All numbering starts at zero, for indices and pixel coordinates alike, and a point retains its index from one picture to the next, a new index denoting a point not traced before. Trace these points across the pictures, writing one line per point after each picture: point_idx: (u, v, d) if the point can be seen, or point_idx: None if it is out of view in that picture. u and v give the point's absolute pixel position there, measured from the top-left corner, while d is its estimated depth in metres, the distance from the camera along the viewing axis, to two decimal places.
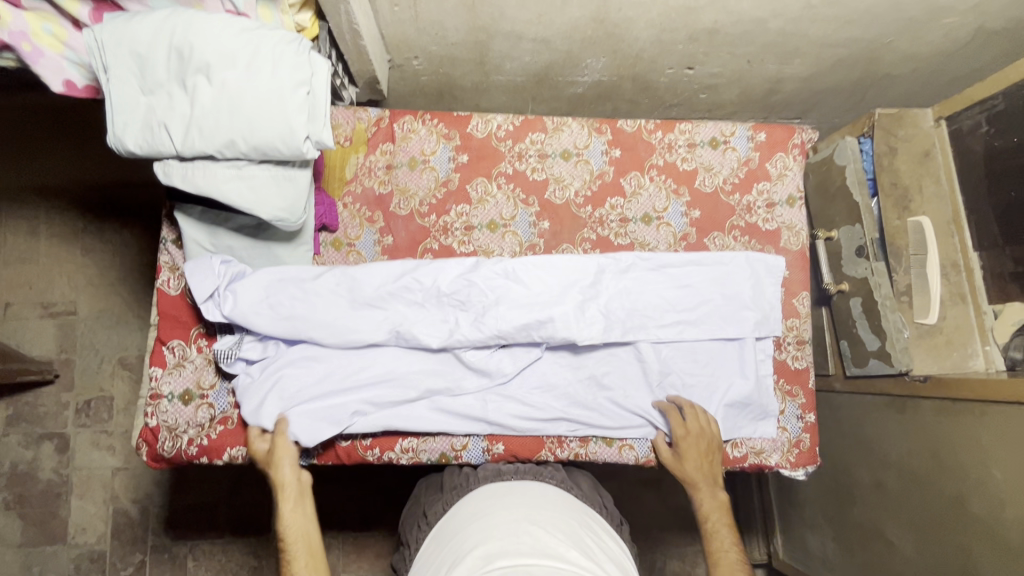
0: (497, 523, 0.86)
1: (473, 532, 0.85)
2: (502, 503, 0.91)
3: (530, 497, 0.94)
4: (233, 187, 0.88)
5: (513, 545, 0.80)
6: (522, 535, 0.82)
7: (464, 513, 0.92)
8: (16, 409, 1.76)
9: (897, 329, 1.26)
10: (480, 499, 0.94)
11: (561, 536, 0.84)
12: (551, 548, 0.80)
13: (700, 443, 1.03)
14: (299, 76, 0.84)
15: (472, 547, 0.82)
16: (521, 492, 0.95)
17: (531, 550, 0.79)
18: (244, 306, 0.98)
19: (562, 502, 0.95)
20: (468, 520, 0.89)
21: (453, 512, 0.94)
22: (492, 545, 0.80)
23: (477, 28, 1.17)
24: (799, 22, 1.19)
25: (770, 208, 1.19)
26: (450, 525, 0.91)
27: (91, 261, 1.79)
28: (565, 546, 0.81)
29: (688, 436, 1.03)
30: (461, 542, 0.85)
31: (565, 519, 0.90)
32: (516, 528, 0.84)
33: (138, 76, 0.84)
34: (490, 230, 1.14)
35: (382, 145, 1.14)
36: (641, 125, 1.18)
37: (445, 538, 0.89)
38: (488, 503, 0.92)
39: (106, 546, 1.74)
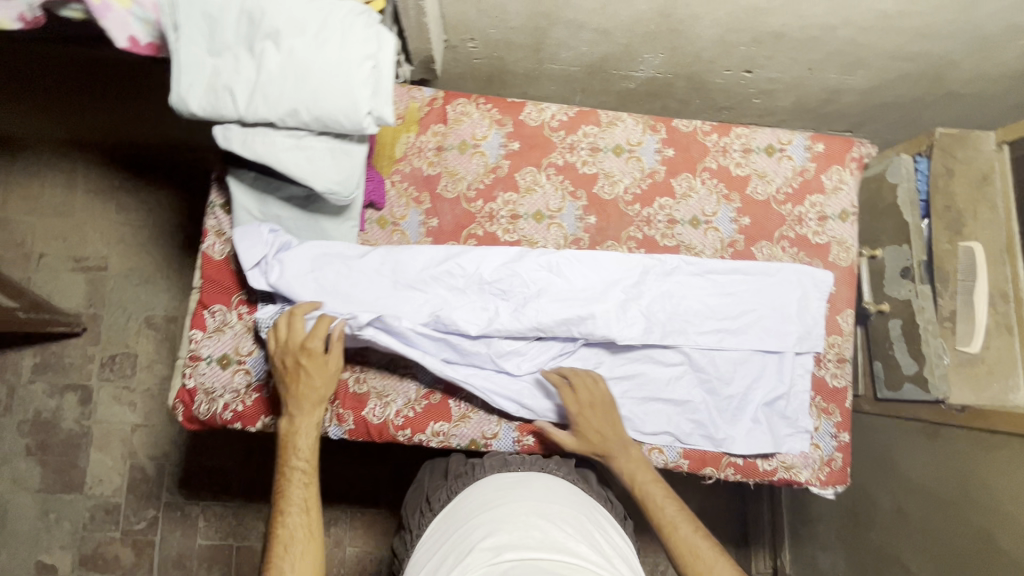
0: (504, 514, 0.85)
1: (480, 523, 0.85)
2: (510, 495, 0.90)
3: (539, 491, 0.92)
4: (291, 157, 0.87)
5: (522, 538, 0.80)
6: (531, 529, 0.82)
7: (472, 503, 0.92)
8: (43, 357, 1.80)
9: (936, 356, 1.26)
10: (489, 490, 0.93)
11: (570, 530, 0.84)
12: (560, 543, 0.79)
13: (595, 410, 1.01)
14: (366, 49, 0.83)
15: (479, 538, 0.81)
16: (531, 484, 0.94)
17: (540, 544, 0.78)
18: (291, 274, 0.98)
19: (571, 496, 0.94)
20: (475, 511, 0.89)
21: (462, 500, 0.94)
22: (500, 537, 0.80)
23: (539, 13, 1.14)
24: (870, 32, 1.15)
25: (821, 221, 1.16)
26: (460, 513, 0.91)
27: (125, 219, 1.81)
28: (575, 540, 0.81)
29: (582, 382, 1.02)
30: (468, 533, 0.85)
31: (573, 514, 0.89)
32: (524, 521, 0.83)
33: (207, 37, 0.82)
34: (536, 221, 1.12)
35: (434, 126, 1.13)
36: (696, 126, 1.16)
37: (452, 529, 0.88)
38: (495, 496, 0.91)
39: (121, 499, 1.77)
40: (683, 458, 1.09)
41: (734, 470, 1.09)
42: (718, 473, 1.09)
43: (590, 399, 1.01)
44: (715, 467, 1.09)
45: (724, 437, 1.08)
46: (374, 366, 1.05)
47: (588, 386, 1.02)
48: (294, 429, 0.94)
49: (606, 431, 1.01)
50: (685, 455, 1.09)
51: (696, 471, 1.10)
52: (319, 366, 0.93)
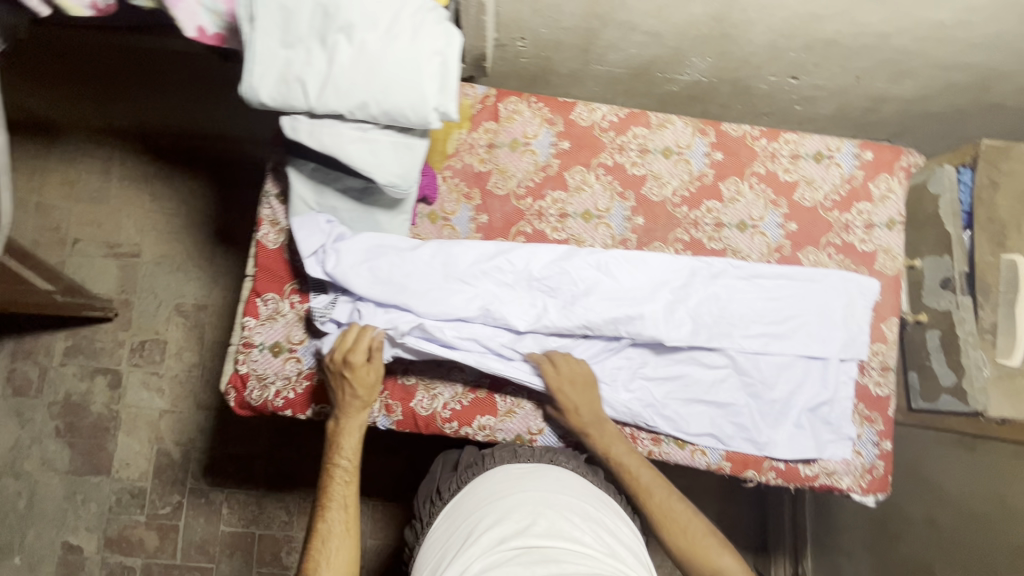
0: (510, 504, 0.88)
1: (487, 512, 0.88)
2: (520, 484, 0.92)
3: (549, 481, 0.94)
4: (356, 149, 0.88)
5: (527, 527, 0.82)
6: (536, 518, 0.84)
7: (479, 492, 0.94)
8: (75, 341, 1.82)
9: (976, 367, 1.26)
10: (499, 479, 0.95)
11: (577, 519, 0.86)
12: (564, 531, 0.82)
13: (576, 385, 1.02)
14: (436, 45, 0.84)
15: (485, 528, 0.84)
16: (541, 475, 0.96)
17: (545, 533, 0.81)
18: (346, 264, 0.99)
19: (581, 486, 0.95)
20: (482, 501, 0.91)
21: (469, 490, 0.96)
22: (506, 525, 0.83)
23: (593, 14, 1.15)
24: (924, 42, 1.15)
25: (868, 229, 1.16)
26: (466, 502, 0.93)
27: (159, 207, 1.83)
28: (580, 530, 0.83)
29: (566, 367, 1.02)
30: (474, 522, 0.87)
31: (581, 503, 0.90)
32: (530, 511, 0.86)
33: (281, 28, 0.83)
34: (584, 220, 1.13)
35: (485, 123, 1.14)
36: (745, 130, 1.17)
37: (460, 514, 0.92)
38: (503, 485, 0.93)
39: (147, 484, 1.80)
40: (724, 461, 1.09)
41: (776, 474, 1.10)
42: (760, 476, 1.10)
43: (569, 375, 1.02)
44: (756, 470, 1.10)
45: (766, 441, 1.08)
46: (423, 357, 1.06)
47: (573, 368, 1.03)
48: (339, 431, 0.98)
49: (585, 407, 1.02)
50: (727, 458, 1.09)
51: (738, 474, 1.10)
52: (361, 379, 0.96)
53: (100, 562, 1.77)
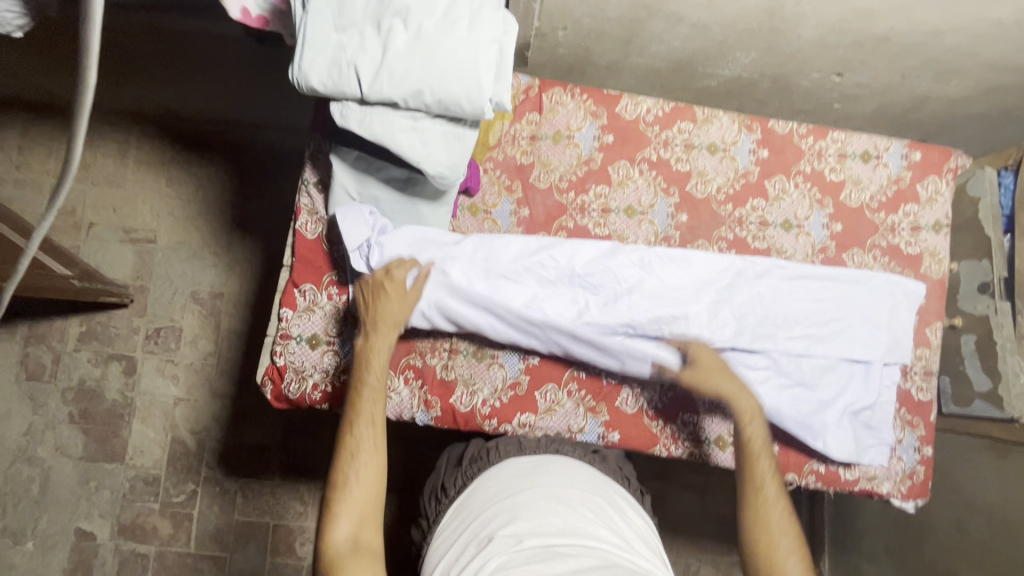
0: (522, 501, 0.86)
1: (498, 510, 0.86)
2: (529, 480, 0.90)
3: (557, 474, 0.92)
4: (407, 138, 0.86)
5: (542, 525, 0.81)
6: (550, 516, 0.82)
7: (488, 490, 0.91)
8: (90, 326, 1.80)
9: (1014, 373, 1.25)
10: (505, 476, 0.93)
11: (590, 515, 0.85)
12: (579, 529, 0.81)
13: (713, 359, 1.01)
14: (493, 32, 0.81)
15: (499, 525, 0.82)
16: (549, 468, 0.94)
17: (560, 531, 0.80)
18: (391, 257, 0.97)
19: (589, 477, 0.94)
20: (493, 498, 0.89)
21: (477, 487, 0.94)
22: (520, 524, 0.81)
23: (641, 5, 1.12)
24: (978, 40, 1.13)
25: (914, 232, 1.14)
26: (476, 500, 0.91)
27: (176, 193, 1.80)
28: (594, 526, 0.82)
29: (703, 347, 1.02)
30: (486, 520, 0.85)
31: (592, 497, 0.89)
32: (543, 508, 0.84)
33: (334, 12, 0.80)
34: (627, 216, 1.10)
35: (528, 114, 1.11)
36: (792, 127, 1.14)
37: (470, 513, 0.89)
38: (511, 481, 0.91)
39: (161, 472, 1.78)
40: None
41: (816, 478, 1.08)
42: (799, 479, 1.09)
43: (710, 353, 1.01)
44: (797, 473, 1.08)
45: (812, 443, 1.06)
46: (462, 354, 1.04)
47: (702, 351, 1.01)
48: (370, 351, 0.93)
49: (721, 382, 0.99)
50: None
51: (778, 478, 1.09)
52: (400, 297, 0.95)
53: (113, 549, 1.76)
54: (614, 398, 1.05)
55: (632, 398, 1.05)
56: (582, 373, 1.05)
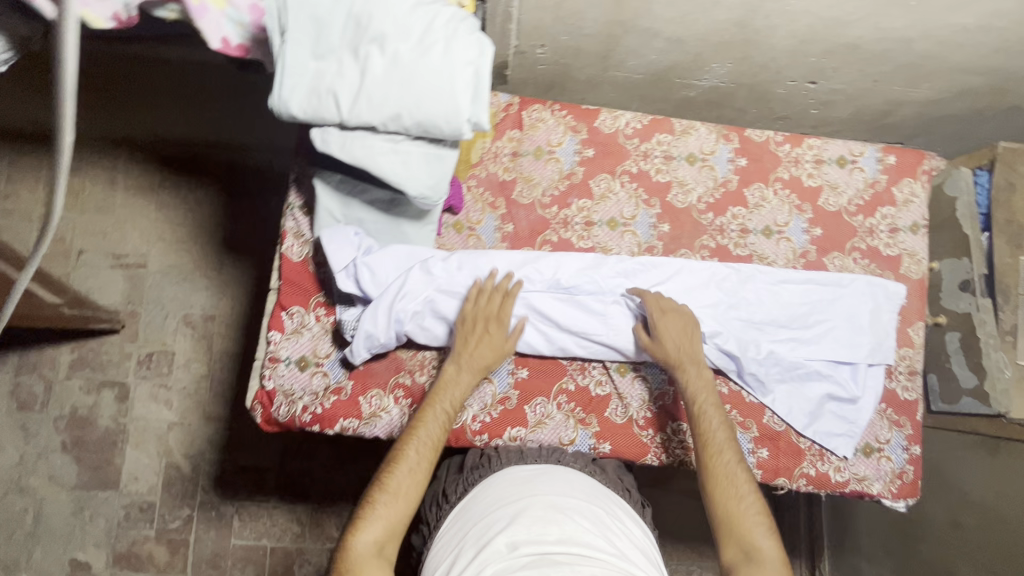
0: (520, 508, 0.85)
1: (495, 517, 0.85)
2: (527, 487, 0.89)
3: (556, 482, 0.91)
4: (387, 161, 0.87)
5: (540, 534, 0.80)
6: (548, 523, 0.82)
7: (485, 496, 0.90)
8: (81, 353, 1.79)
9: (998, 369, 1.27)
10: (505, 483, 0.92)
11: (588, 524, 0.84)
12: (578, 538, 0.80)
13: (677, 327, 1.01)
14: (469, 55, 0.83)
15: (496, 533, 0.82)
16: (547, 476, 0.93)
17: (558, 540, 0.79)
18: (385, 277, 1.00)
19: (589, 486, 0.93)
20: (490, 504, 0.88)
21: (476, 494, 0.92)
22: (517, 531, 0.80)
23: (616, 22, 1.14)
24: (945, 46, 1.16)
25: (893, 233, 1.16)
26: (473, 507, 0.90)
27: (165, 218, 1.81)
28: (593, 535, 0.82)
29: (666, 321, 1.01)
30: (483, 527, 0.85)
31: (591, 506, 0.88)
32: (541, 515, 0.83)
33: (311, 40, 0.82)
34: (610, 228, 1.12)
35: (509, 131, 1.13)
36: (768, 136, 1.17)
37: (467, 520, 0.88)
38: (511, 488, 0.90)
39: (156, 498, 1.77)
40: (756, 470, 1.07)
41: (807, 481, 1.08)
42: (790, 483, 1.08)
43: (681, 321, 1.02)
44: (787, 477, 1.08)
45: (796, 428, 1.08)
46: None
47: (667, 327, 1.00)
48: (447, 383, 0.98)
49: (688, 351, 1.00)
50: (759, 467, 1.07)
51: (768, 482, 1.08)
52: (491, 336, 0.99)
53: None
54: (603, 408, 1.06)
55: (621, 408, 1.06)
56: (572, 385, 1.06)
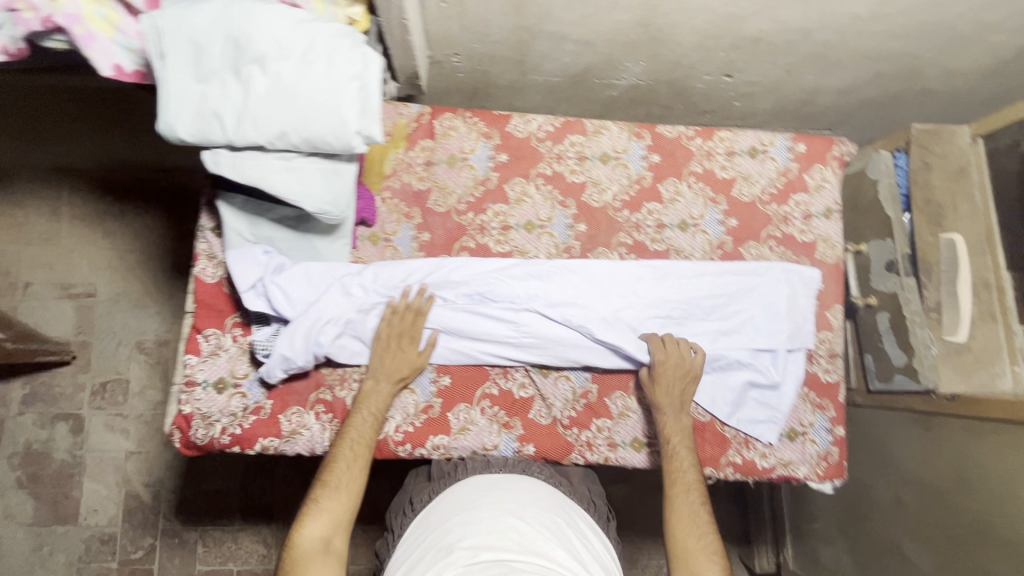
0: (483, 515, 0.86)
1: (458, 523, 0.85)
2: (491, 495, 0.91)
3: (519, 491, 0.93)
4: (281, 179, 0.87)
5: (500, 540, 0.81)
6: (508, 530, 0.83)
7: (450, 504, 0.91)
8: (34, 388, 1.77)
9: (924, 345, 1.28)
10: (470, 490, 0.93)
11: (548, 533, 0.85)
12: (537, 547, 0.81)
13: (676, 371, 1.03)
14: (353, 69, 0.84)
15: (457, 539, 0.82)
16: (510, 486, 0.94)
17: (517, 547, 0.80)
18: (297, 299, 0.99)
19: (551, 498, 0.94)
20: (454, 511, 0.89)
21: (440, 501, 0.93)
22: (478, 538, 0.81)
23: (521, 27, 1.16)
24: (844, 35, 1.19)
25: (806, 220, 1.18)
26: (436, 514, 0.91)
27: (112, 245, 1.79)
28: (552, 545, 0.82)
29: (666, 367, 1.03)
30: (445, 533, 0.85)
31: (553, 516, 0.89)
32: (502, 522, 0.84)
33: (192, 63, 0.82)
34: (527, 231, 1.13)
35: (421, 141, 1.13)
36: (680, 131, 1.18)
37: (431, 526, 0.89)
38: (477, 494, 0.91)
39: (117, 529, 1.74)
40: None
41: (734, 469, 1.10)
42: (717, 472, 1.10)
43: (682, 365, 1.04)
44: (714, 467, 1.09)
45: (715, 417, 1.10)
46: None
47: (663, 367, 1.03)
48: (367, 392, 0.99)
49: (681, 398, 1.03)
50: None
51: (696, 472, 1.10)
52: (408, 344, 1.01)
53: None
54: (527, 410, 1.07)
55: (545, 409, 1.07)
56: (494, 389, 1.07)
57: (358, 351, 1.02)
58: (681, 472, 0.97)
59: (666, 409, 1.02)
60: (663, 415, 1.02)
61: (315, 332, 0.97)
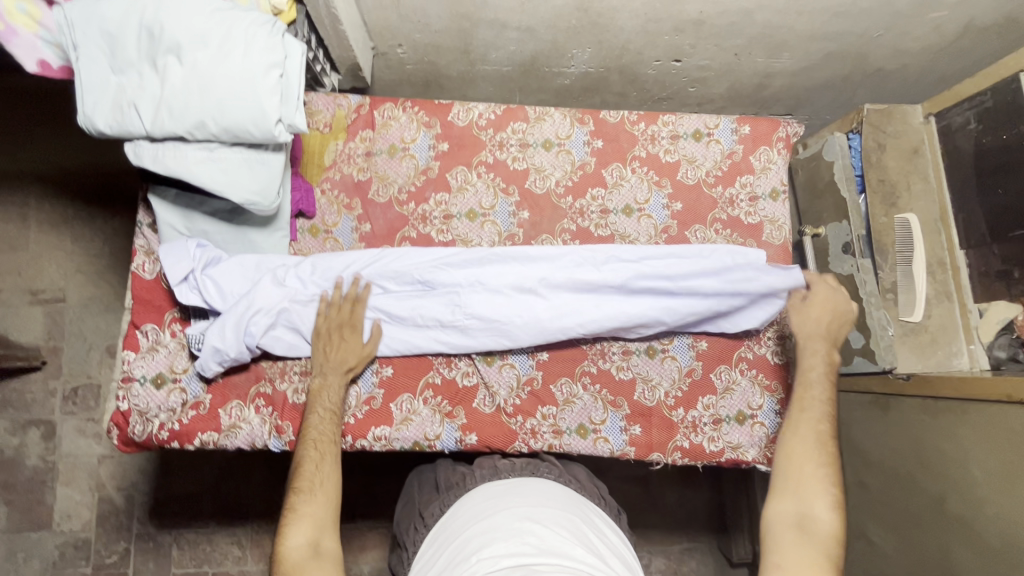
0: (500, 522, 0.84)
1: (476, 533, 0.84)
2: (505, 501, 0.90)
3: (532, 494, 0.92)
4: (205, 169, 0.87)
5: (518, 545, 0.79)
6: (525, 534, 0.81)
7: (466, 513, 0.90)
8: (4, 395, 1.69)
9: (881, 327, 1.21)
10: (481, 499, 0.92)
11: (566, 533, 0.83)
12: (554, 548, 0.79)
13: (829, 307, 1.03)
14: (272, 57, 0.83)
15: (476, 548, 0.81)
16: (523, 489, 0.93)
17: (536, 550, 0.78)
18: (231, 291, 1.00)
19: (563, 497, 0.93)
20: (470, 521, 0.88)
21: (456, 511, 0.93)
22: (497, 546, 0.79)
23: (460, 15, 1.16)
24: (785, 14, 1.18)
25: (752, 202, 1.17)
26: (452, 525, 0.90)
27: (82, 249, 1.72)
28: (570, 544, 0.81)
29: (820, 297, 1.03)
30: (463, 542, 0.84)
31: (567, 516, 0.88)
32: (518, 527, 0.83)
33: (108, 55, 0.83)
34: (469, 220, 1.12)
35: (361, 132, 1.13)
36: (624, 116, 1.18)
37: (450, 536, 0.88)
38: (493, 501, 0.90)
39: (92, 534, 1.68)
40: (628, 446, 1.07)
41: (682, 454, 1.08)
42: (665, 458, 1.08)
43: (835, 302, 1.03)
44: (661, 452, 1.08)
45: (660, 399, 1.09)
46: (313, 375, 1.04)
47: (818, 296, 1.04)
48: (317, 390, 0.97)
49: (829, 332, 1.01)
50: (631, 443, 1.07)
51: (643, 459, 1.08)
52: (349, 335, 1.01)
53: None
54: (470, 399, 1.06)
55: (489, 398, 1.07)
56: (438, 379, 1.06)
57: (292, 344, 1.02)
58: (815, 400, 0.96)
59: (804, 341, 1.01)
60: (808, 343, 1.00)
61: (246, 321, 0.98)
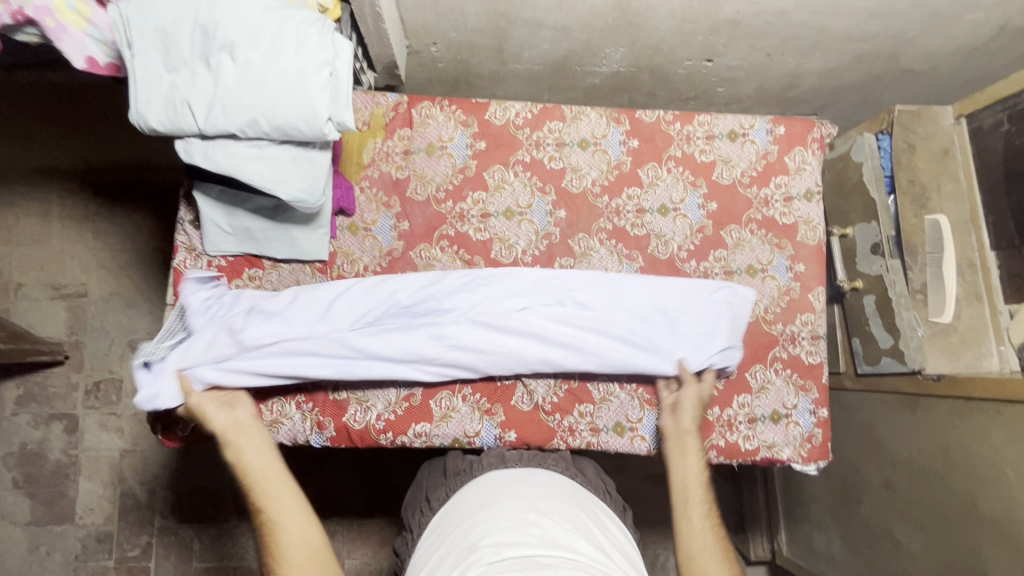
0: (503, 512, 0.83)
1: (478, 522, 0.83)
2: (508, 492, 0.89)
3: (536, 486, 0.91)
4: (253, 166, 0.88)
5: (521, 535, 0.78)
6: (529, 525, 0.80)
7: (470, 501, 0.89)
8: (28, 389, 1.70)
9: (911, 327, 1.23)
10: (487, 489, 0.91)
11: (568, 526, 0.82)
12: (557, 540, 0.78)
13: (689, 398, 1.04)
14: (323, 56, 0.83)
15: (478, 537, 0.80)
16: (528, 482, 0.92)
17: (539, 541, 0.77)
18: (206, 319, 0.98)
19: (570, 491, 0.93)
20: (474, 509, 0.87)
21: (460, 499, 0.92)
22: (501, 535, 0.79)
23: (498, 14, 1.16)
24: (822, 15, 1.18)
25: (787, 202, 1.18)
26: (455, 513, 0.89)
27: (104, 245, 1.73)
28: (574, 536, 0.80)
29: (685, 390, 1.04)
30: (465, 531, 0.83)
31: (571, 508, 0.87)
32: (522, 518, 0.82)
33: (163, 52, 0.83)
34: (506, 218, 1.13)
35: (400, 130, 1.13)
36: (659, 116, 1.18)
37: (449, 526, 0.87)
38: (497, 491, 0.90)
39: (114, 527, 1.69)
40: None
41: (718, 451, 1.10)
42: None
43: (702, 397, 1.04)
44: None
45: None
46: None
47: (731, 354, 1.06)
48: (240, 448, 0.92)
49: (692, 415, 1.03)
50: None
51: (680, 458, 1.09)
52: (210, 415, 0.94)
53: None
54: (509, 397, 1.07)
55: (527, 396, 1.07)
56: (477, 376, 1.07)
57: (259, 381, 0.99)
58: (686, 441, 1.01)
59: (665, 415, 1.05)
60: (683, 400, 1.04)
61: (219, 361, 0.96)
